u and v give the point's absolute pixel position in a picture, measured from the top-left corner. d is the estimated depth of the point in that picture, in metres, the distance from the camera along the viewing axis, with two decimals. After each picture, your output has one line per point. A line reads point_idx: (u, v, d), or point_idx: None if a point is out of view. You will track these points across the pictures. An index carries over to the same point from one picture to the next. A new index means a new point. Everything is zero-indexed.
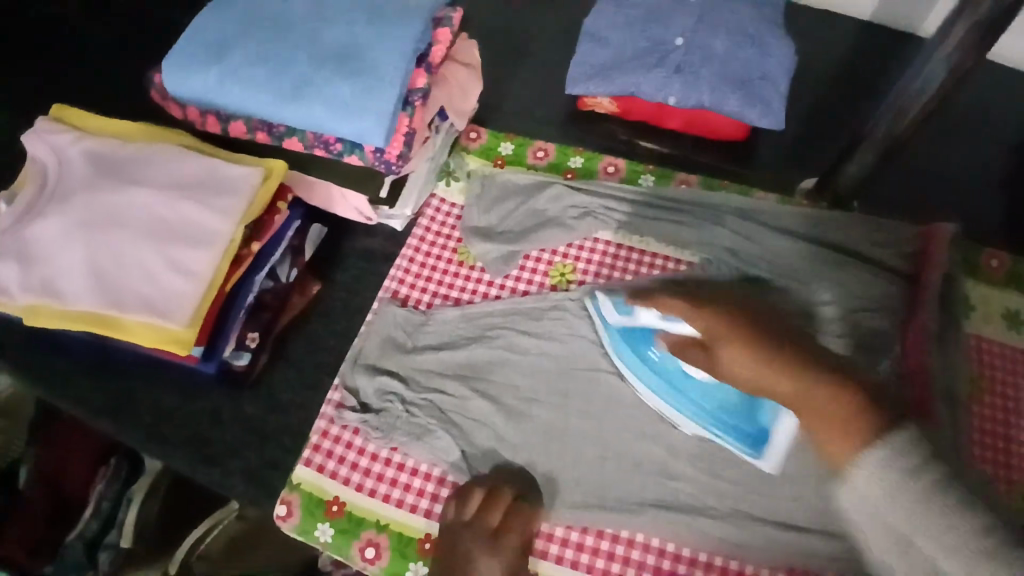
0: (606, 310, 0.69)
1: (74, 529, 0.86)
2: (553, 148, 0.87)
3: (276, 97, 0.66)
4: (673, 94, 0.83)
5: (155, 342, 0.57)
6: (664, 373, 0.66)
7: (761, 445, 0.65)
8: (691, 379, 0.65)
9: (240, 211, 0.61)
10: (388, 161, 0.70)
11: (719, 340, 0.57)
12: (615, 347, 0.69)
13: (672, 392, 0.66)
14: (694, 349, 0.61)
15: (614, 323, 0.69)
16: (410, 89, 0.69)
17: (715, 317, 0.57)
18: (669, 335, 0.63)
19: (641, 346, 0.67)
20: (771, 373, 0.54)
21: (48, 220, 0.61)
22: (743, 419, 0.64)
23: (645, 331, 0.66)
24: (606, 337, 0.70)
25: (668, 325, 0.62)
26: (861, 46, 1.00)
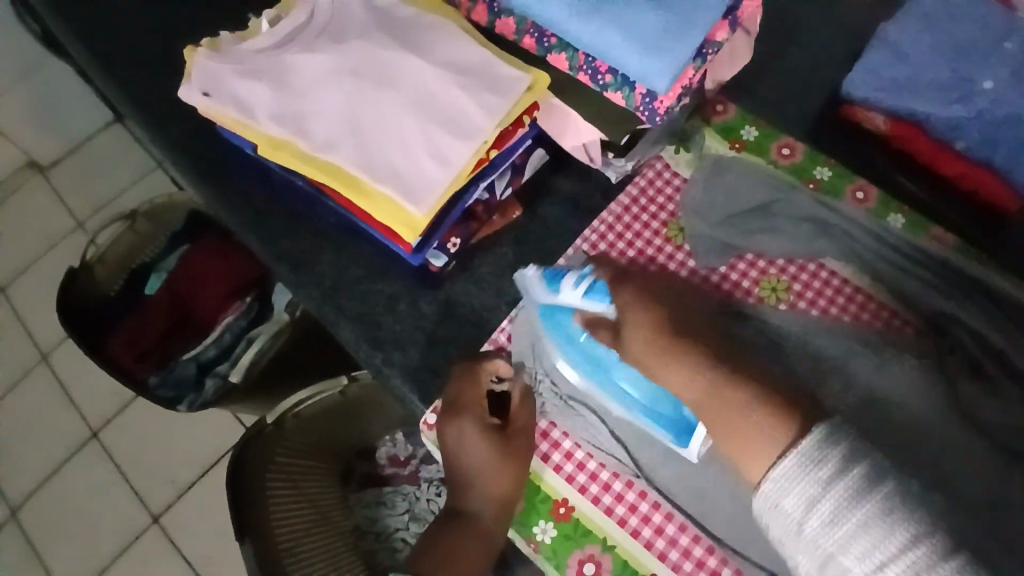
0: (535, 286, 0.64)
1: (192, 352, 1.04)
2: (801, 148, 0.78)
3: (569, 9, 0.61)
4: (964, 140, 0.73)
5: (393, 220, 0.55)
6: (603, 365, 0.61)
7: (681, 437, 0.59)
8: (616, 364, 0.61)
9: (505, 113, 0.57)
10: (656, 110, 0.63)
11: (631, 311, 0.59)
12: (540, 322, 0.64)
13: (602, 378, 0.61)
14: (605, 331, 0.61)
15: (542, 302, 0.64)
16: (707, 40, 0.63)
17: (637, 305, 0.59)
18: (584, 313, 0.62)
19: (568, 327, 0.63)
20: (719, 380, 0.53)
21: (316, 57, 0.58)
22: (667, 405, 0.59)
23: (566, 309, 0.63)
24: (530, 316, 0.65)
25: (594, 304, 0.61)
26: None
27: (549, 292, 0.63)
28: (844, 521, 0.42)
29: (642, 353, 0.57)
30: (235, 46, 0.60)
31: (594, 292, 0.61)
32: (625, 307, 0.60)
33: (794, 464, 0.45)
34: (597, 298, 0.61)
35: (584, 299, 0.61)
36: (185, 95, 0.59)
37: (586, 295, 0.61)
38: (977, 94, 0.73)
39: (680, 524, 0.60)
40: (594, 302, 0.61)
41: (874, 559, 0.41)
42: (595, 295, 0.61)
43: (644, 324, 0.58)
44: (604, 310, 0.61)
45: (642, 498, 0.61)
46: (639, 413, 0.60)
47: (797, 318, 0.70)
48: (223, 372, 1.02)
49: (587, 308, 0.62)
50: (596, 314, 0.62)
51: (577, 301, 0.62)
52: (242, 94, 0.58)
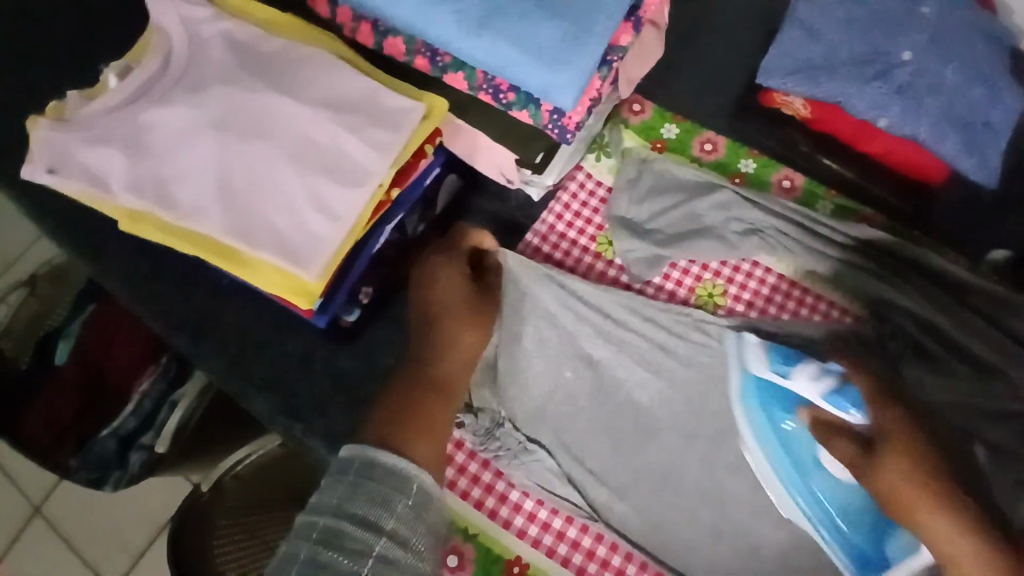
0: (756, 356, 0.62)
1: (108, 427, 0.94)
2: (723, 142, 0.76)
3: (456, 24, 0.55)
4: (886, 117, 0.70)
5: (282, 288, 0.49)
6: (807, 474, 0.60)
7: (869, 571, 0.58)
8: (819, 467, 0.60)
9: (396, 151, 0.51)
10: (565, 127, 0.59)
11: (896, 444, 0.54)
12: (743, 402, 0.62)
13: (802, 484, 0.60)
14: (843, 438, 0.58)
15: (753, 373, 0.62)
16: (611, 46, 0.58)
17: (902, 428, 0.55)
18: (819, 413, 0.59)
19: (781, 411, 0.61)
20: (949, 534, 0.51)
21: (174, 112, 0.51)
22: (865, 535, 0.58)
23: (795, 396, 0.60)
24: (731, 388, 0.63)
25: (835, 407, 0.58)
26: None
27: (778, 372, 0.61)
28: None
29: (900, 493, 0.53)
30: (83, 109, 0.53)
31: (840, 395, 0.58)
32: (884, 429, 0.55)
33: None
34: (843, 401, 0.58)
35: (822, 399, 0.59)
36: (28, 174, 0.52)
37: (831, 398, 0.58)
38: (897, 67, 0.70)
39: (640, 561, 0.59)
40: (837, 405, 0.58)
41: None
42: (838, 397, 0.58)
43: (913, 480, 0.53)
44: (853, 420, 0.58)
45: (598, 542, 0.60)
46: (831, 536, 0.59)
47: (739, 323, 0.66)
48: (149, 443, 0.95)
49: (825, 408, 0.59)
50: (838, 418, 0.58)
51: (815, 397, 0.59)
52: (94, 166, 0.51)
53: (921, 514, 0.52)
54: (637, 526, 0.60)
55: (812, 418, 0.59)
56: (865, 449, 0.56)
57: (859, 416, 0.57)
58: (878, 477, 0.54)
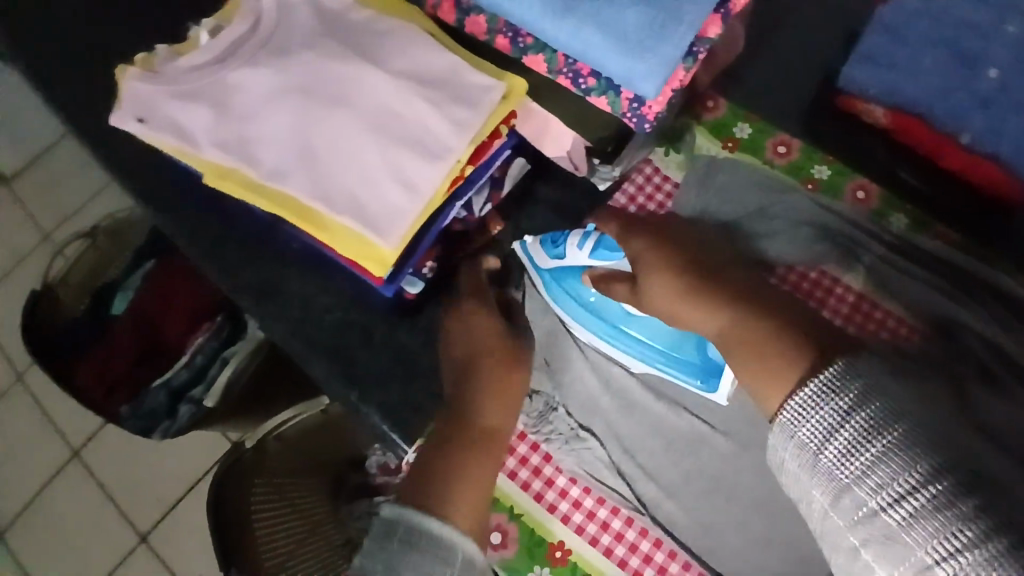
0: (537, 253, 0.65)
1: (162, 377, 0.98)
2: (797, 146, 0.74)
3: (544, 7, 0.55)
4: (969, 129, 0.71)
5: (357, 253, 0.50)
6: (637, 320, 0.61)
7: (712, 379, 0.60)
8: (633, 318, 0.61)
9: (477, 128, 0.52)
10: (644, 116, 0.58)
11: (649, 264, 0.58)
12: (549, 291, 0.65)
13: (621, 335, 0.62)
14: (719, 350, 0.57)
15: (545, 268, 0.65)
16: (698, 36, 0.57)
17: (652, 250, 0.58)
18: (596, 271, 0.62)
19: (578, 289, 0.64)
20: (705, 309, 0.53)
21: (262, 74, 0.53)
22: (688, 352, 0.60)
23: (573, 272, 0.64)
24: (537, 283, 0.66)
25: (605, 260, 0.63)
26: None
27: (555, 255, 0.64)
28: (866, 452, 0.40)
29: (659, 296, 0.56)
30: (173, 64, 0.55)
31: (602, 248, 0.63)
32: (636, 255, 0.59)
33: (812, 395, 0.43)
34: (605, 253, 0.63)
35: (591, 258, 0.63)
36: (118, 122, 0.55)
37: (597, 253, 0.63)
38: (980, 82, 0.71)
39: (684, 561, 0.59)
40: (603, 258, 0.63)
41: (895, 490, 0.39)
42: (601, 250, 0.63)
43: (667, 281, 0.56)
44: (619, 264, 0.63)
45: (643, 537, 0.59)
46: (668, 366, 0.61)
47: None
48: (199, 397, 0.97)
49: (596, 265, 0.63)
50: (613, 270, 0.62)
51: (586, 260, 0.63)
52: (183, 120, 0.53)
53: (685, 314, 0.55)
54: (683, 525, 0.59)
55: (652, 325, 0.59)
56: (634, 287, 0.59)
57: (626, 261, 0.62)
58: (646, 292, 0.57)
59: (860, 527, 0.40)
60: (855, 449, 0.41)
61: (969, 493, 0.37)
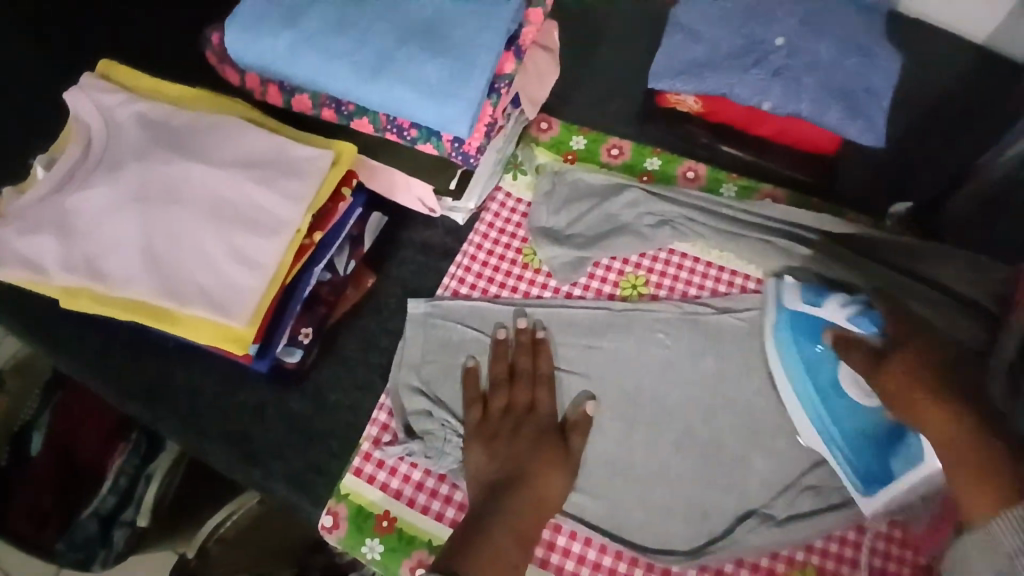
0: (789, 295, 0.68)
1: (89, 506, 0.93)
2: (629, 146, 0.81)
3: (351, 75, 0.60)
4: (769, 99, 0.76)
5: (217, 339, 0.54)
6: (819, 371, 0.64)
7: (874, 484, 0.60)
8: (847, 398, 0.63)
9: (309, 198, 0.57)
10: (467, 153, 0.64)
11: (909, 348, 0.59)
12: (775, 332, 0.67)
13: (819, 398, 0.64)
14: (857, 352, 0.61)
15: (789, 309, 0.67)
16: (497, 74, 0.64)
17: (917, 355, 0.59)
18: (841, 331, 0.63)
19: (807, 346, 0.65)
20: (927, 391, 0.56)
21: (95, 190, 0.56)
22: (876, 453, 0.61)
23: (820, 321, 0.65)
24: (767, 323, 0.68)
25: (861, 329, 0.63)
26: (980, 53, 0.89)
27: (809, 304, 0.66)
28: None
29: (903, 384, 0.57)
30: (11, 200, 0.57)
31: (864, 317, 0.63)
32: (900, 338, 0.60)
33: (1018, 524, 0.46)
34: (862, 324, 0.63)
35: (849, 321, 0.63)
36: None
37: (856, 319, 0.63)
38: (771, 54, 0.77)
39: (601, 545, 0.62)
40: (861, 325, 0.63)
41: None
42: (861, 321, 0.63)
43: (909, 369, 0.58)
44: (871, 338, 0.62)
45: (558, 534, 0.62)
46: (842, 449, 0.62)
47: (669, 306, 0.71)
48: (130, 519, 0.94)
49: (847, 329, 0.63)
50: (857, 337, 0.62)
51: (841, 320, 0.64)
52: (23, 248, 0.55)
53: (922, 405, 0.56)
54: (593, 514, 0.63)
55: (835, 338, 0.62)
56: (877, 360, 0.59)
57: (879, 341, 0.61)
58: (890, 368, 0.59)
59: None
60: None
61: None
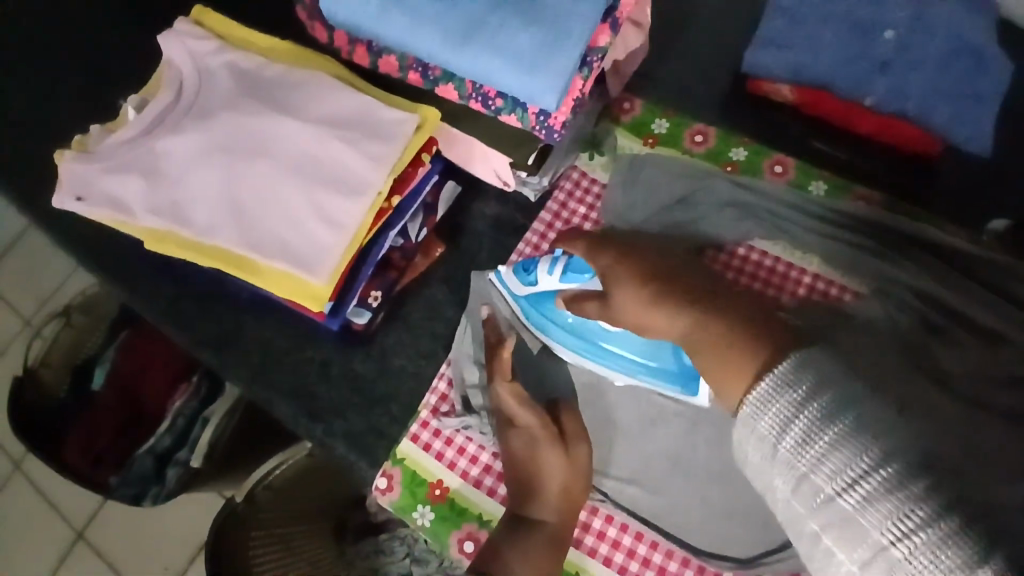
0: (511, 281, 0.64)
1: (146, 444, 0.97)
2: (713, 133, 0.77)
3: (441, 39, 0.59)
4: (873, 94, 0.72)
5: (293, 294, 0.55)
6: (592, 333, 0.62)
7: (692, 384, 0.60)
8: (604, 335, 0.61)
9: (394, 161, 0.56)
10: (552, 128, 0.62)
11: (614, 279, 0.58)
12: (528, 317, 0.64)
13: (593, 348, 0.62)
14: (592, 304, 0.60)
15: (522, 295, 0.64)
16: (590, 47, 0.61)
17: (641, 282, 0.57)
18: (566, 293, 0.62)
19: (549, 310, 0.63)
20: (666, 320, 0.55)
21: (187, 138, 0.57)
22: (662, 359, 0.61)
23: (548, 294, 0.63)
24: (516, 311, 0.65)
25: (575, 282, 0.62)
26: None
27: (528, 284, 0.64)
28: (818, 442, 0.42)
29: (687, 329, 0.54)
30: (103, 140, 0.59)
31: (571, 270, 0.62)
32: (605, 275, 0.59)
33: (771, 386, 0.44)
34: (574, 275, 0.62)
35: (563, 280, 0.62)
36: (59, 205, 0.58)
37: (568, 276, 0.62)
38: (878, 46, 0.71)
39: (653, 540, 0.61)
40: (573, 280, 0.62)
41: (846, 477, 0.41)
42: (571, 272, 0.62)
43: (634, 294, 0.57)
44: (591, 287, 0.62)
45: (610, 524, 0.61)
46: (648, 376, 0.62)
47: None
48: (184, 459, 0.96)
49: (566, 288, 0.62)
50: (582, 290, 0.62)
51: (557, 284, 0.62)
52: (116, 191, 0.57)
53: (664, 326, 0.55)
54: (648, 508, 0.62)
55: (565, 300, 0.62)
56: (603, 302, 0.59)
57: (595, 281, 0.61)
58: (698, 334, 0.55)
59: (818, 511, 0.42)
60: (812, 436, 0.42)
61: (917, 473, 0.39)
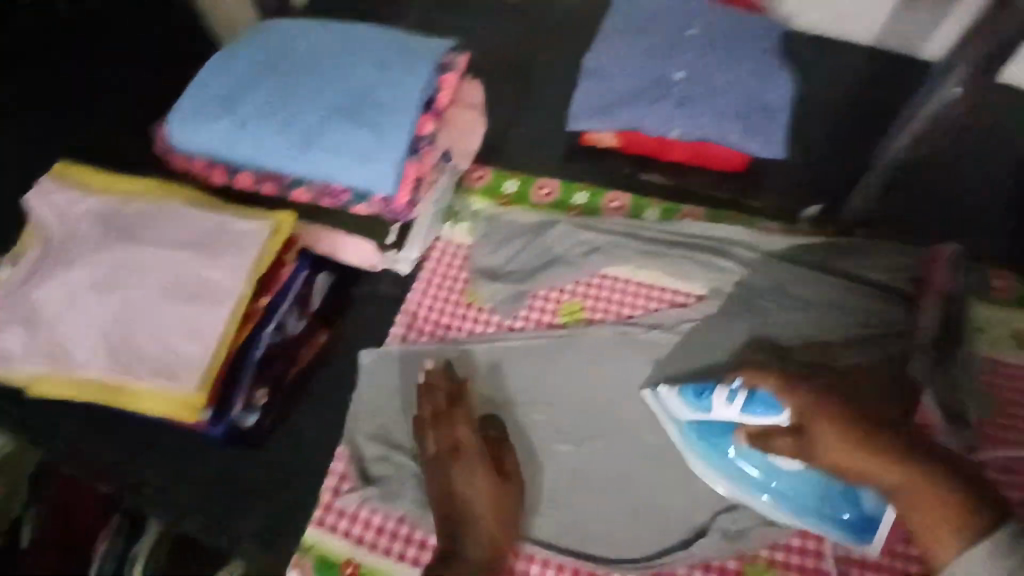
0: (676, 403, 0.65)
1: None
2: (556, 184, 0.87)
3: (283, 152, 0.66)
4: (677, 127, 0.82)
5: (168, 410, 0.58)
6: (752, 470, 0.62)
7: (867, 531, 0.61)
8: (782, 472, 0.61)
9: (250, 267, 0.62)
10: (396, 210, 0.69)
11: (814, 418, 0.59)
12: (687, 442, 0.65)
13: (773, 490, 0.62)
14: (782, 438, 0.60)
15: (689, 420, 0.64)
16: (418, 136, 0.69)
17: (834, 425, 0.58)
18: (749, 427, 0.61)
19: (726, 447, 0.63)
20: (861, 461, 0.57)
21: (53, 283, 0.61)
22: (847, 504, 0.61)
23: (718, 425, 0.63)
24: (681, 441, 0.66)
25: (757, 417, 0.60)
26: (877, 56, 0.96)
27: (699, 408, 0.63)
28: None
29: (834, 454, 0.58)
30: None
31: (756, 404, 0.60)
32: (801, 413, 0.59)
33: None
34: (759, 407, 0.60)
35: (743, 415, 0.60)
36: None
37: (748, 411, 0.60)
38: (675, 84, 0.84)
39: (559, 564, 0.65)
40: (757, 414, 0.60)
41: None
42: (753, 405, 0.60)
43: (834, 437, 0.58)
44: (777, 422, 0.60)
45: (518, 559, 0.65)
46: (821, 521, 0.61)
47: (606, 329, 0.75)
48: None
49: (750, 422, 0.61)
50: (763, 427, 0.61)
51: (735, 417, 0.61)
52: None
53: (859, 465, 0.57)
54: (550, 534, 0.66)
55: (747, 437, 0.61)
56: (799, 437, 0.59)
57: (784, 418, 0.60)
58: (815, 454, 0.59)
59: None
60: None
61: None
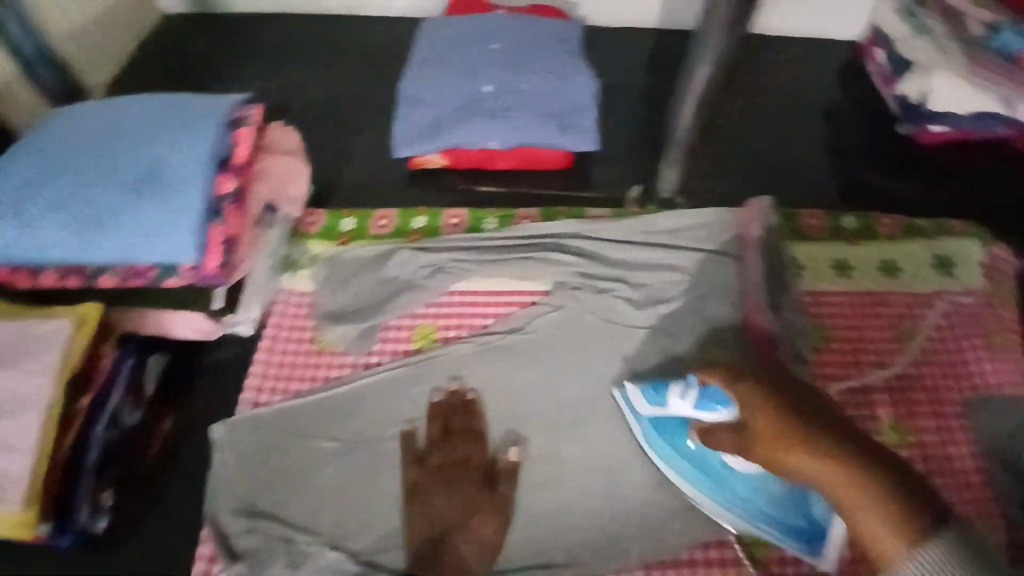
0: (637, 399, 0.67)
1: None
2: (394, 213, 0.87)
3: (77, 240, 0.64)
4: (493, 138, 0.86)
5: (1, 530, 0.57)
6: (709, 468, 0.63)
7: (817, 542, 0.60)
8: (735, 475, 0.62)
9: (56, 372, 0.61)
10: (208, 276, 0.67)
11: (754, 409, 0.53)
12: (648, 438, 0.67)
13: (721, 491, 0.62)
14: (725, 432, 0.56)
15: (647, 414, 0.66)
16: (218, 196, 0.68)
17: (773, 412, 0.52)
18: (701, 423, 0.60)
19: (679, 441, 0.64)
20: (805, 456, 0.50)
21: None
22: (796, 513, 0.60)
23: (676, 419, 0.64)
24: (639, 431, 0.68)
25: (707, 412, 0.59)
26: (664, 42, 1.05)
27: (656, 404, 0.65)
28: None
29: (768, 453, 0.52)
30: None
31: (706, 399, 0.59)
32: (744, 405, 0.54)
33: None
34: (707, 402, 0.59)
35: (697, 410, 0.60)
36: None
37: (699, 404, 0.60)
38: (482, 99, 0.87)
39: None
40: (707, 409, 0.59)
41: None
42: (705, 400, 0.59)
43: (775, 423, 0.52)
44: (726, 417, 0.57)
45: None
46: (771, 527, 0.61)
47: (460, 345, 0.75)
48: None
49: (701, 416, 0.60)
50: (711, 421, 0.58)
51: (689, 411, 0.61)
52: None
53: (796, 463, 0.51)
54: None
55: (699, 430, 0.60)
56: (738, 431, 0.55)
57: (728, 414, 0.57)
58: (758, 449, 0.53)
59: None
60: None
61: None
